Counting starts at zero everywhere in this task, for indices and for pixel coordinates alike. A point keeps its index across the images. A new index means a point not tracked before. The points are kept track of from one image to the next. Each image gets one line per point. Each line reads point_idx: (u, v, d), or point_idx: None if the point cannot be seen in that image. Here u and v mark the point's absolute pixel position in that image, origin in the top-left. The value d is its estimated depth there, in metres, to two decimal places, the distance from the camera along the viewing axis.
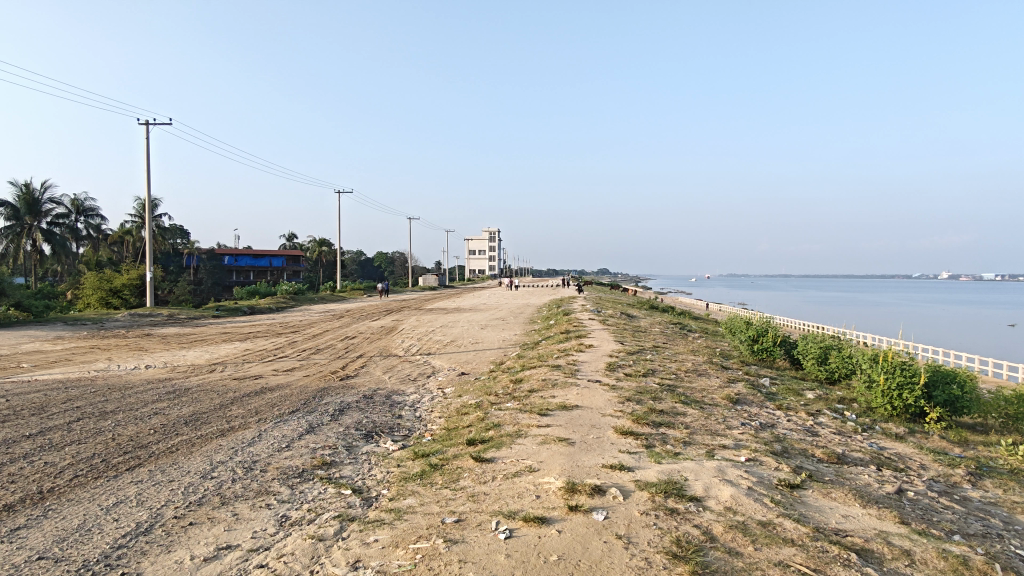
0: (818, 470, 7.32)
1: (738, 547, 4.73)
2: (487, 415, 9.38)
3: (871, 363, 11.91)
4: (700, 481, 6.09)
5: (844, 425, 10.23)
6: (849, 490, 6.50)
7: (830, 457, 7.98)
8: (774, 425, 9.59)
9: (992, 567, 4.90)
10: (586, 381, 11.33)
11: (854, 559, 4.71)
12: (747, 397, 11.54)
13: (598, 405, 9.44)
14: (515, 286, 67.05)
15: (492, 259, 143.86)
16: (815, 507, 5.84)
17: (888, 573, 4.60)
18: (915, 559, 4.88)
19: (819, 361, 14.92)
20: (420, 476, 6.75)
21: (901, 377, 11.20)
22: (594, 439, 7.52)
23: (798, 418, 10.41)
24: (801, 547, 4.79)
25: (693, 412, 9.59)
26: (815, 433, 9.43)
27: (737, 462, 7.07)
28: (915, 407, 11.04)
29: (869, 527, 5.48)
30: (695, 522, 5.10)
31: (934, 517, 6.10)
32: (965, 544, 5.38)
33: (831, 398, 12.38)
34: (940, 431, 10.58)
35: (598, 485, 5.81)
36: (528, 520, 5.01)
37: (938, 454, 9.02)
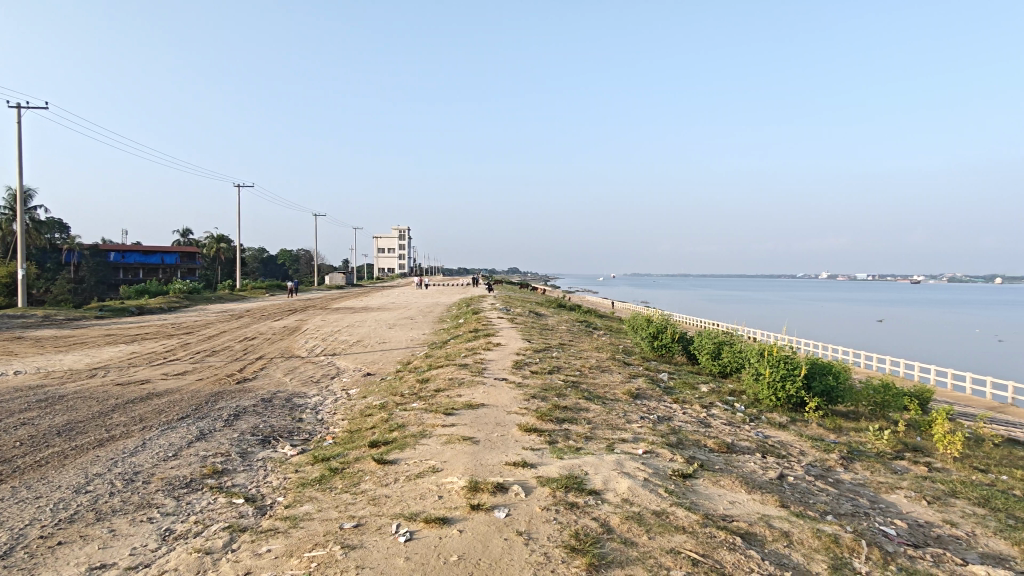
0: (709, 459, 7.73)
1: (633, 537, 4.91)
2: (390, 416, 9.22)
3: (758, 357, 12.72)
4: (600, 475, 6.27)
5: (734, 416, 10.85)
6: (736, 477, 6.91)
7: (720, 446, 8.44)
8: (671, 418, 10.04)
9: (858, 543, 5.35)
10: (492, 380, 11.40)
11: (738, 542, 5.01)
12: (646, 391, 12.03)
13: (503, 403, 9.50)
14: (425, 285, 66.49)
15: (401, 257, 141.61)
16: (705, 495, 6.16)
17: (769, 554, 4.91)
18: (792, 539, 5.25)
19: (713, 357, 15.72)
20: (319, 481, 6.54)
21: (784, 369, 12.00)
22: (498, 437, 7.56)
23: (693, 410, 10.96)
24: (691, 535, 5.03)
25: (595, 408, 9.85)
26: (708, 424, 9.95)
27: (635, 455, 7.33)
28: (796, 397, 11.89)
29: (753, 512, 5.84)
30: (593, 514, 5.25)
31: (811, 500, 6.59)
32: (837, 523, 5.85)
33: (722, 391, 13.12)
34: (818, 419, 11.44)
35: (500, 483, 5.84)
36: (428, 521, 4.97)
37: (816, 440, 9.75)
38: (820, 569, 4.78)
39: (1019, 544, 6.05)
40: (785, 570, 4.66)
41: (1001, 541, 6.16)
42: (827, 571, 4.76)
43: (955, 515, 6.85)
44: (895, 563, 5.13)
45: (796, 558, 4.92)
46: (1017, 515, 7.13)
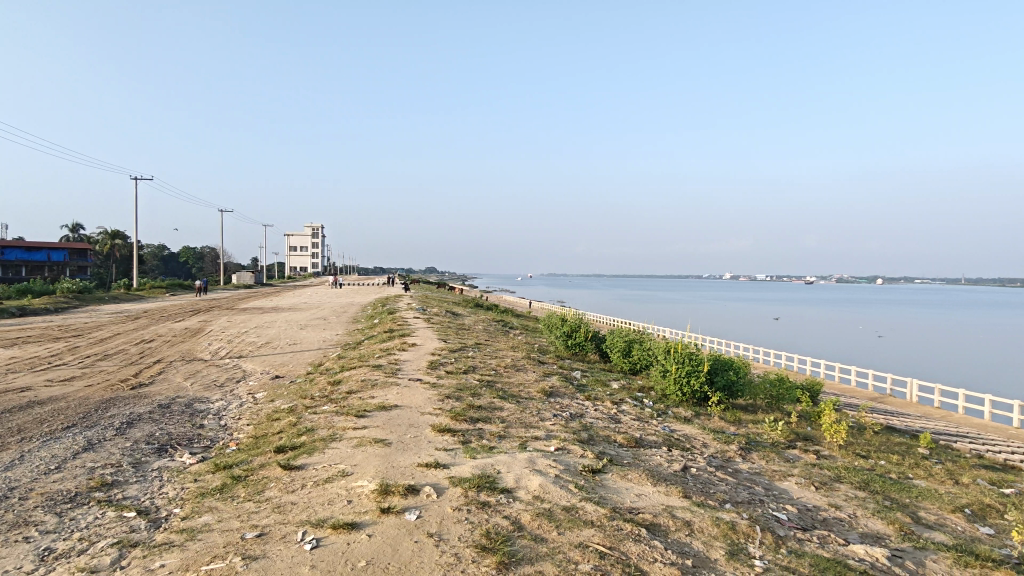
0: (618, 454, 7.96)
1: (544, 533, 4.98)
2: (299, 420, 8.92)
3: (666, 354, 13.23)
4: (512, 473, 6.33)
5: (642, 412, 11.25)
6: (643, 471, 7.15)
7: (629, 441, 8.71)
8: (583, 415, 10.29)
9: (753, 529, 5.67)
10: (406, 380, 11.26)
11: (643, 533, 5.19)
12: (559, 389, 12.26)
13: (417, 404, 9.41)
14: (339, 284, 64.79)
15: (314, 255, 137.19)
16: (613, 489, 6.35)
17: (672, 543, 5.13)
18: (693, 528, 5.50)
19: (624, 354, 16.22)
20: (220, 490, 6.23)
21: (689, 365, 12.56)
22: (410, 439, 7.47)
23: (604, 407, 11.28)
24: (599, 528, 5.17)
25: (509, 407, 9.94)
26: (618, 420, 10.27)
27: (547, 452, 7.45)
28: (700, 391, 12.47)
29: (658, 503, 6.07)
30: (504, 513, 5.29)
31: (712, 489, 6.93)
32: (734, 511, 6.18)
33: (632, 388, 13.55)
34: (719, 412, 12.05)
35: (412, 485, 5.78)
36: (336, 527, 4.84)
37: (717, 433, 10.25)
38: (718, 556, 5.03)
39: (893, 523, 6.62)
40: (687, 558, 4.87)
41: (878, 520, 6.71)
42: (724, 556, 5.02)
43: (839, 499, 7.41)
44: (785, 546, 5.48)
45: (697, 546, 5.16)
46: (891, 497, 7.79)
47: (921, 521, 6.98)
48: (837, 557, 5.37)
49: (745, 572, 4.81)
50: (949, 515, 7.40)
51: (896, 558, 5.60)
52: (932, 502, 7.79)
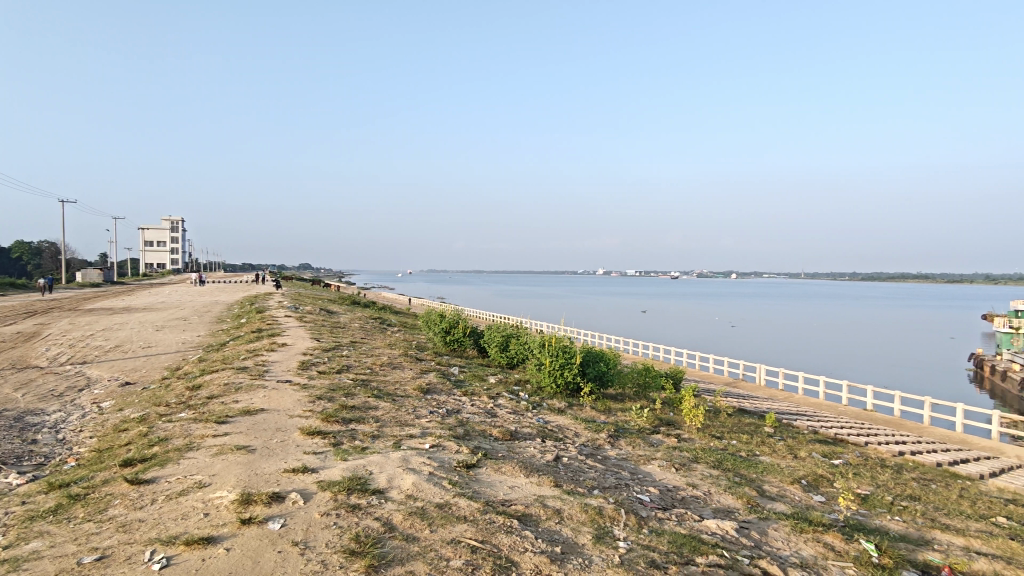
0: (492, 448, 8.07)
1: (415, 532, 4.94)
2: (151, 430, 8.22)
3: (541, 348, 13.56)
4: (384, 473, 6.22)
5: (518, 405, 11.48)
6: (517, 463, 7.30)
7: (504, 434, 8.85)
8: (459, 411, 10.32)
9: (618, 512, 5.98)
10: (274, 383, 10.71)
11: (515, 524, 5.30)
12: (436, 386, 12.21)
13: (285, 407, 8.99)
14: (202, 282, 60.44)
15: (172, 250, 126.78)
16: (487, 483, 6.43)
17: (542, 531, 5.28)
18: (563, 515, 5.70)
19: (502, 349, 16.42)
20: (54, 512, 5.59)
21: (563, 358, 12.95)
22: (276, 444, 7.12)
23: (480, 401, 11.38)
24: (471, 523, 5.21)
25: (384, 406, 9.74)
26: (494, 414, 10.41)
27: (421, 450, 7.41)
28: (573, 383, 12.92)
29: (530, 494, 6.23)
30: (375, 514, 5.18)
31: (581, 477, 7.22)
32: (601, 496, 6.47)
33: (509, 381, 13.79)
34: (591, 402, 12.55)
35: (276, 492, 5.52)
36: (189, 543, 4.51)
37: (588, 422, 10.68)
38: (585, 540, 5.25)
39: (742, 497, 7.24)
40: (556, 545, 5.04)
41: (729, 496, 7.31)
42: (591, 540, 5.24)
43: (696, 478, 7.99)
44: (646, 526, 5.82)
45: (566, 533, 5.34)
46: (741, 473, 8.52)
47: (765, 493, 7.70)
48: (692, 533, 5.78)
49: (610, 553, 5.06)
50: (789, 486, 8.21)
51: (743, 529, 6.13)
52: (774, 476, 8.60)
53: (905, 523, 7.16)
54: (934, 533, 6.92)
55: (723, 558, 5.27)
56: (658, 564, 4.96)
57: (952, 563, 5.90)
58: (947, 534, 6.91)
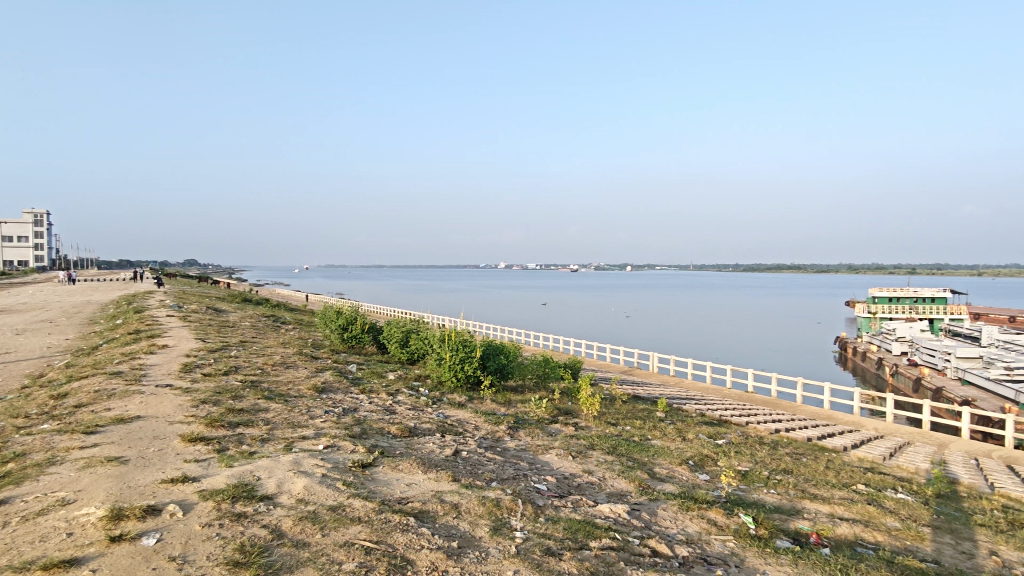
0: (390, 446, 7.94)
1: (306, 537, 4.78)
2: (5, 445, 7.41)
3: (441, 343, 13.48)
4: (273, 478, 5.96)
5: (418, 401, 11.37)
6: (414, 459, 7.22)
7: (403, 431, 8.74)
8: (356, 409, 10.08)
9: (515, 503, 6.06)
10: (152, 387, 9.97)
11: (411, 522, 5.25)
12: (332, 385, 11.85)
13: (164, 413, 8.40)
14: (70, 280, 55.29)
15: (33, 247, 115.09)
16: (383, 482, 6.32)
17: (439, 527, 5.26)
18: (461, 510, 5.71)
19: (401, 345, 16.19)
20: None
21: (463, 352, 12.96)
22: (153, 453, 6.65)
23: (378, 399, 11.17)
24: (366, 524, 5.10)
25: (275, 408, 9.32)
26: (392, 411, 10.25)
27: (315, 451, 7.16)
28: (473, 376, 12.96)
29: (427, 490, 6.19)
30: (263, 522, 4.96)
31: (480, 470, 7.25)
32: (499, 488, 6.54)
33: (408, 377, 13.63)
34: (491, 395, 12.64)
35: (151, 505, 5.15)
36: (48, 567, 4.11)
37: (488, 415, 10.74)
38: (482, 533, 5.29)
39: (634, 481, 7.56)
40: (453, 540, 5.04)
41: (622, 480, 7.61)
42: (489, 533, 5.28)
43: (592, 464, 8.25)
44: (543, 514, 5.94)
45: (463, 527, 5.36)
46: (633, 457, 8.89)
47: (656, 475, 8.07)
48: (587, 518, 5.97)
49: (507, 544, 5.12)
50: (677, 467, 8.67)
51: (634, 511, 6.41)
52: (664, 458, 9.04)
53: (779, 495, 7.75)
54: (804, 502, 7.53)
55: (615, 541, 5.48)
56: (553, 551, 5.08)
57: (818, 530, 6.45)
58: (815, 503, 7.55)
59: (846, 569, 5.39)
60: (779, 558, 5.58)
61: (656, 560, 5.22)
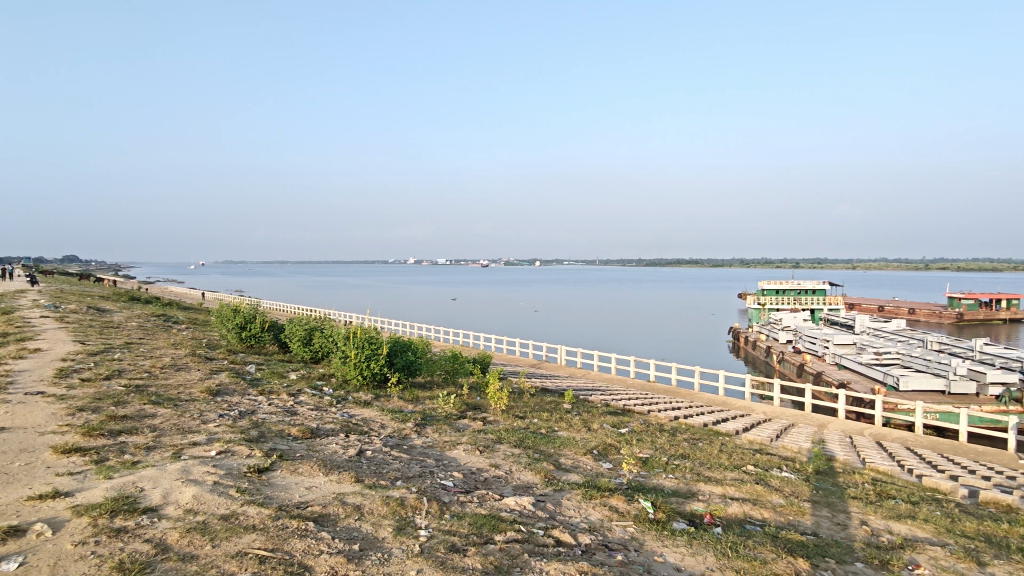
0: (289, 448, 7.65)
1: (194, 550, 4.52)
2: None
3: (346, 340, 13.13)
4: (159, 488, 5.59)
5: (321, 400, 11.02)
6: (315, 462, 7.00)
7: (304, 433, 8.45)
8: (254, 412, 9.63)
9: (420, 501, 6.01)
10: (20, 395, 9.08)
11: (310, 527, 5.09)
12: (228, 387, 11.26)
13: (34, 423, 7.68)
14: None
15: None
16: (281, 487, 6.08)
17: (339, 531, 5.13)
18: (363, 511, 5.59)
19: (304, 343, 15.63)
20: None
21: (368, 350, 12.68)
22: (19, 468, 6.06)
23: (278, 400, 10.74)
24: (261, 532, 4.89)
25: (163, 413, 8.75)
26: (294, 412, 9.88)
27: (206, 458, 6.79)
28: (379, 374, 12.71)
29: (328, 493, 6.01)
30: (145, 536, 4.65)
31: (384, 469, 7.13)
32: (403, 487, 6.45)
33: (312, 377, 13.19)
34: (398, 392, 12.45)
35: (14, 525, 4.69)
36: None
37: (395, 413, 10.57)
38: (386, 533, 5.21)
39: (540, 472, 7.68)
40: (354, 543, 4.93)
41: (528, 472, 7.72)
42: (392, 533, 5.21)
43: (499, 458, 8.32)
44: (448, 511, 5.93)
45: (365, 529, 5.25)
46: (540, 449, 9.04)
47: (561, 466, 8.26)
48: (492, 513, 6.01)
49: (410, 543, 5.07)
50: (582, 457, 8.90)
51: (539, 503, 6.52)
52: (570, 449, 9.25)
53: (677, 479, 8.12)
54: (699, 485, 7.94)
55: (520, 533, 5.55)
56: (458, 547, 5.08)
57: (711, 510, 6.81)
58: (709, 485, 7.97)
59: (735, 546, 5.72)
60: (675, 539, 5.86)
61: (560, 550, 5.33)
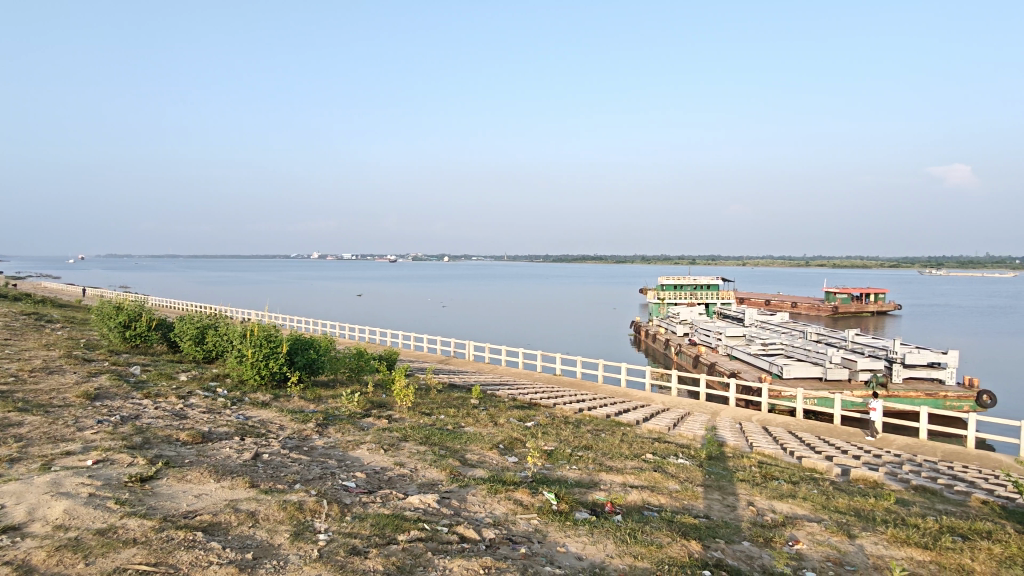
0: (177, 455, 7.20)
1: (64, 570, 4.16)
2: None
3: (242, 338, 12.52)
4: (23, 504, 5.11)
5: (215, 403, 10.45)
6: (206, 468, 6.62)
7: (194, 437, 7.98)
8: (138, 417, 9.00)
9: (320, 504, 5.83)
10: None
11: (198, 537, 4.81)
12: (109, 390, 10.44)
13: None
14: None
15: None
16: (166, 496, 5.71)
17: (231, 539, 4.89)
18: (258, 518, 5.36)
19: (196, 342, 14.78)
20: None
21: (267, 348, 12.15)
22: None
23: (166, 403, 10.09)
24: (142, 545, 4.58)
25: (31, 421, 7.99)
26: (183, 416, 9.32)
27: (81, 468, 6.26)
28: (279, 373, 12.22)
29: (220, 500, 5.71)
30: (4, 558, 4.22)
31: (282, 473, 6.86)
32: (302, 490, 6.24)
33: (204, 378, 12.48)
34: (299, 391, 12.03)
35: None
36: None
37: (295, 413, 10.21)
38: (282, 540, 5.02)
39: (446, 469, 7.65)
40: (247, 552, 4.71)
41: (434, 469, 7.69)
42: (288, 539, 5.02)
43: (404, 456, 8.20)
44: (350, 512, 5.79)
45: (260, 536, 5.04)
46: (446, 446, 9.01)
47: (466, 462, 8.27)
48: (396, 512, 5.93)
49: (308, 548, 4.91)
50: (488, 452, 8.95)
51: (444, 500, 6.50)
52: (475, 444, 9.29)
53: (580, 470, 8.35)
54: (600, 475, 8.19)
55: (424, 531, 5.51)
56: (358, 550, 4.98)
57: (612, 499, 7.05)
58: (610, 474, 8.24)
59: (633, 533, 5.95)
60: (576, 529, 6.01)
61: (463, 546, 5.34)
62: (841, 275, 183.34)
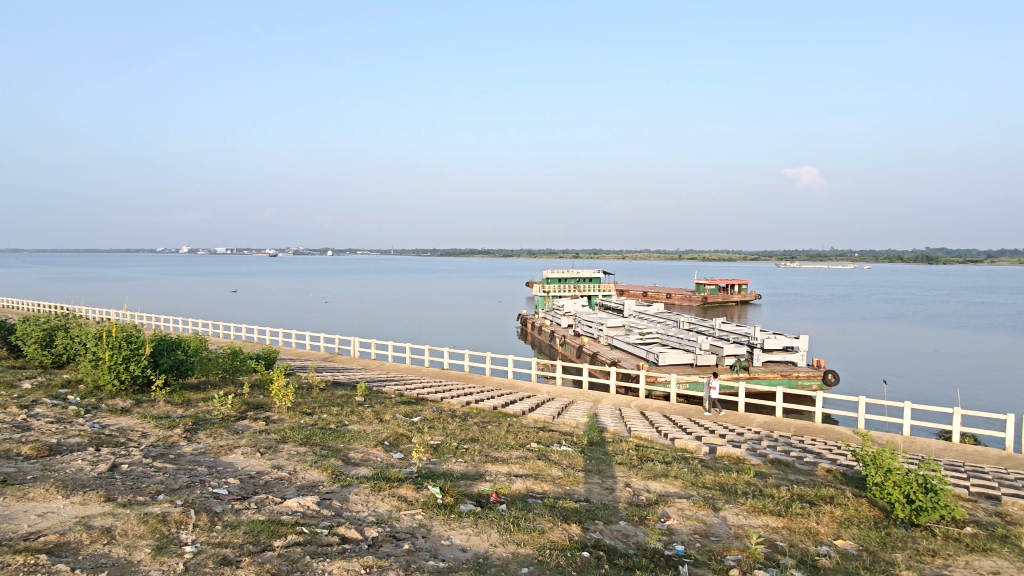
0: (18, 471, 6.46)
1: None
2: None
3: (96, 340, 11.39)
4: None
5: (65, 412, 9.46)
6: (51, 483, 5.99)
7: (40, 450, 7.19)
8: None
9: (186, 514, 5.46)
10: None
11: (42, 560, 4.35)
12: None
13: None
14: None
15: None
16: (4, 518, 5.11)
17: (82, 560, 4.47)
18: (114, 534, 4.93)
19: (43, 345, 13.30)
20: None
21: (127, 351, 11.14)
22: None
23: (5, 414, 9.01)
24: None
25: None
26: (26, 428, 8.35)
27: None
28: (141, 376, 11.25)
29: (68, 518, 5.19)
30: None
31: (143, 484, 6.34)
32: (165, 501, 5.80)
33: (52, 385, 11.25)
34: (164, 396, 11.16)
35: None
36: None
37: (160, 419, 9.45)
38: (142, 556, 4.65)
39: (327, 469, 7.43)
40: (100, 572, 4.33)
41: (314, 469, 7.44)
42: (150, 554, 4.67)
43: (282, 459, 7.86)
44: (220, 521, 5.47)
45: (116, 554, 4.65)
46: (328, 445, 8.74)
47: (350, 461, 8.07)
48: (271, 518, 5.67)
49: (172, 562, 4.59)
50: (372, 450, 8.78)
51: (324, 501, 6.31)
52: (360, 442, 9.08)
53: (465, 462, 8.39)
54: (485, 466, 8.28)
55: (302, 535, 5.31)
56: (229, 560, 4.72)
57: (497, 489, 7.15)
58: (495, 465, 8.35)
59: (517, 521, 6.07)
60: (461, 521, 6.05)
61: (344, 547, 5.21)
62: (710, 268, 196.89)
